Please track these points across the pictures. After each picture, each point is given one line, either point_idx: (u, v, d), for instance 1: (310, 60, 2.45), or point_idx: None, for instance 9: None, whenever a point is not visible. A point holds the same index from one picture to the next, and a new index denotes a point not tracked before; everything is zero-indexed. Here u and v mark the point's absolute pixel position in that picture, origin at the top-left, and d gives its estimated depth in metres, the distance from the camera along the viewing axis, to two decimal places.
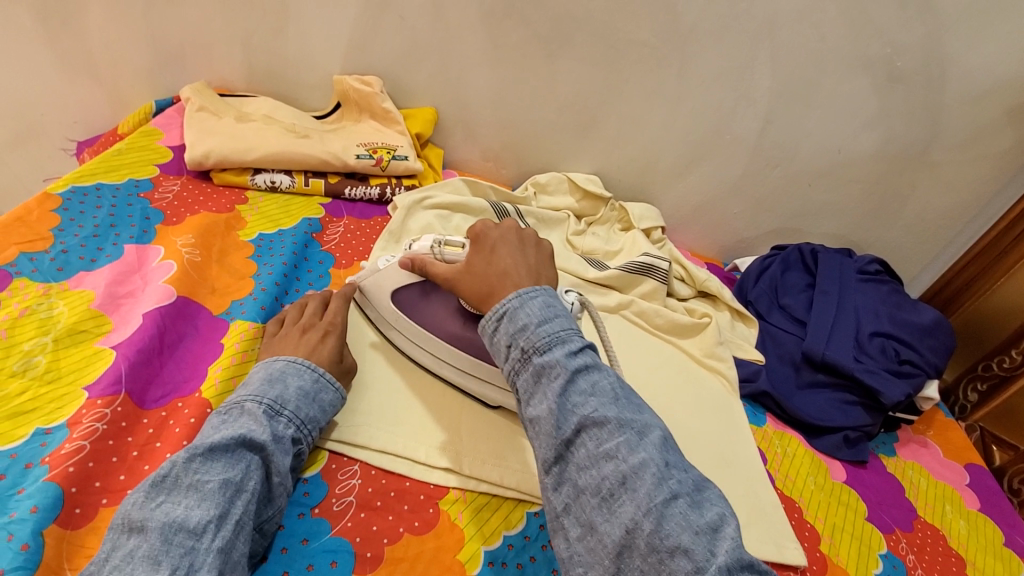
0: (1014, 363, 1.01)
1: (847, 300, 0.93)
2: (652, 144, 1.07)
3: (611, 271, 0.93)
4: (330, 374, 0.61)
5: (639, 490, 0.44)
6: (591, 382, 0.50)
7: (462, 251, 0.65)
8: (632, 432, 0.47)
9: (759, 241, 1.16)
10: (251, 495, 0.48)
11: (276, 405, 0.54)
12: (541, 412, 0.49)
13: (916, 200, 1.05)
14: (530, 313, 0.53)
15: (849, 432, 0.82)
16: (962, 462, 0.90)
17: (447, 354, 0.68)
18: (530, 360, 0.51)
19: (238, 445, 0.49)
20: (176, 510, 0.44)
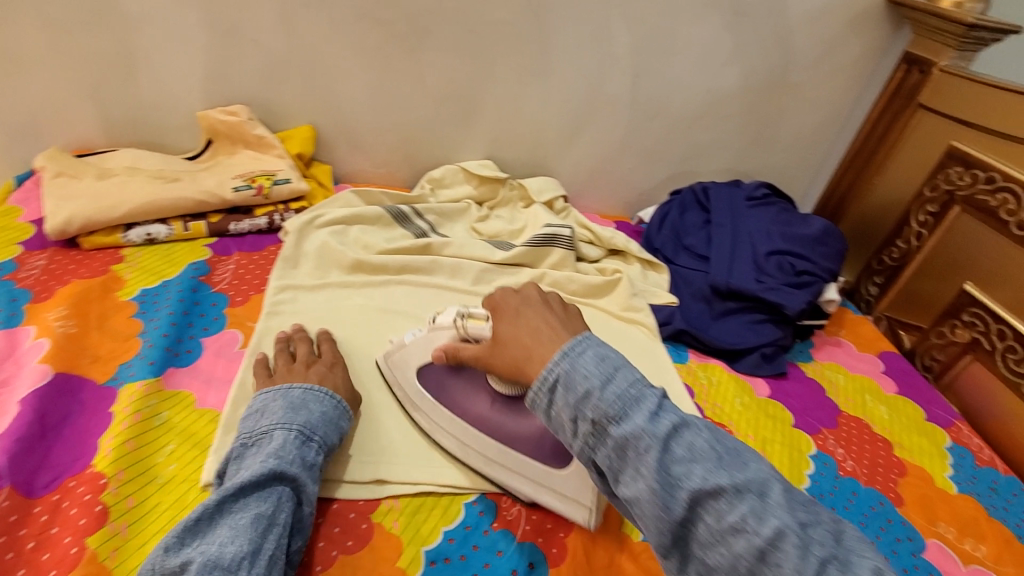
0: (901, 252, 1.02)
1: (741, 227, 0.98)
2: (536, 119, 1.08)
3: (517, 248, 0.94)
4: (346, 399, 0.64)
5: (784, 564, 0.39)
6: (683, 442, 0.45)
7: (485, 325, 0.61)
8: (751, 494, 0.42)
9: (658, 190, 1.20)
10: (282, 528, 0.50)
11: (303, 432, 0.56)
12: (637, 492, 0.44)
13: (788, 122, 1.11)
14: (587, 374, 0.49)
15: (765, 349, 0.87)
16: (874, 352, 0.96)
17: (476, 441, 0.63)
18: (605, 434, 0.46)
19: (268, 480, 0.51)
20: (213, 547, 0.47)
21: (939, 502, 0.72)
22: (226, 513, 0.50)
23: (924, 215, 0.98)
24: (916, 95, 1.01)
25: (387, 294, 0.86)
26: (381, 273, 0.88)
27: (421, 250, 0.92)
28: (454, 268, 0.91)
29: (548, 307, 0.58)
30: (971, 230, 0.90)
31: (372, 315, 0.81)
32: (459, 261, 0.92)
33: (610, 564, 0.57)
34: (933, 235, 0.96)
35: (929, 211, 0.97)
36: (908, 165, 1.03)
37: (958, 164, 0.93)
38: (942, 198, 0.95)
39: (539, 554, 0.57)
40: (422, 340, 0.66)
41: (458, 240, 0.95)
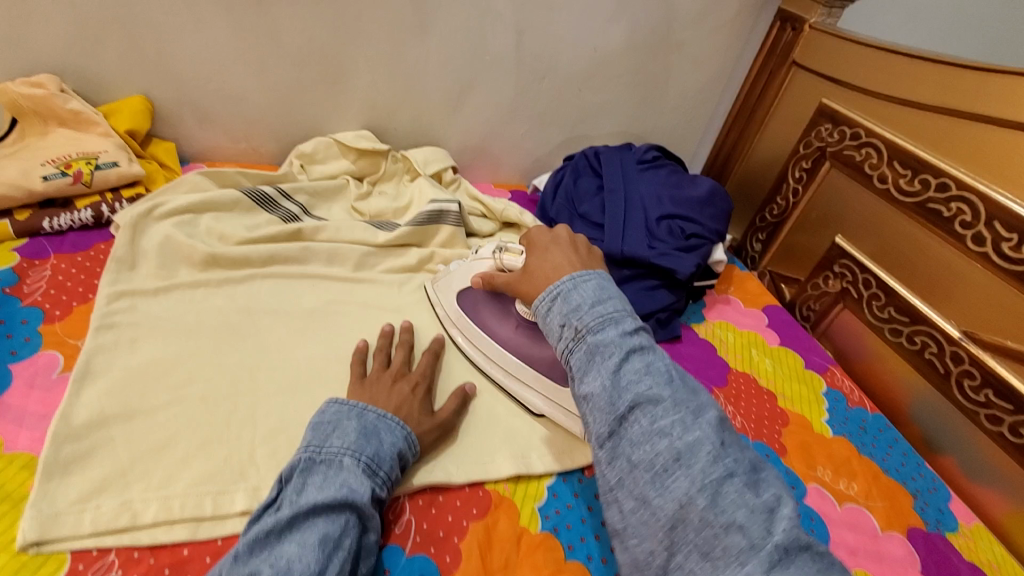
0: (780, 208, 1.06)
1: (632, 192, 0.96)
2: (416, 83, 0.99)
3: (401, 228, 0.87)
4: (416, 436, 0.59)
5: (693, 465, 0.46)
6: (643, 361, 0.52)
7: (518, 257, 0.72)
8: (686, 411, 0.49)
9: (553, 155, 1.16)
10: (346, 554, 0.47)
11: (374, 462, 0.54)
12: (594, 388, 0.51)
13: (674, 82, 1.10)
14: (584, 295, 0.57)
15: (659, 314, 0.87)
16: (759, 307, 1.00)
17: (499, 357, 0.73)
18: (582, 340, 0.54)
19: (341, 504, 0.49)
20: (280, 562, 0.45)
21: (818, 448, 0.77)
22: (294, 530, 0.47)
23: (799, 171, 1.02)
24: (791, 52, 1.03)
25: (250, 290, 0.76)
26: (244, 266, 0.77)
27: (292, 236, 0.83)
28: (330, 255, 0.83)
29: (574, 248, 0.66)
30: (840, 185, 0.94)
31: (234, 317, 0.71)
32: (336, 246, 0.83)
33: (506, 563, 0.55)
34: (808, 191, 0.99)
35: (803, 167, 1.00)
36: (785, 121, 1.06)
37: (828, 121, 0.96)
38: (814, 154, 0.98)
39: (431, 565, 0.53)
40: (465, 268, 0.78)
41: (334, 222, 0.86)
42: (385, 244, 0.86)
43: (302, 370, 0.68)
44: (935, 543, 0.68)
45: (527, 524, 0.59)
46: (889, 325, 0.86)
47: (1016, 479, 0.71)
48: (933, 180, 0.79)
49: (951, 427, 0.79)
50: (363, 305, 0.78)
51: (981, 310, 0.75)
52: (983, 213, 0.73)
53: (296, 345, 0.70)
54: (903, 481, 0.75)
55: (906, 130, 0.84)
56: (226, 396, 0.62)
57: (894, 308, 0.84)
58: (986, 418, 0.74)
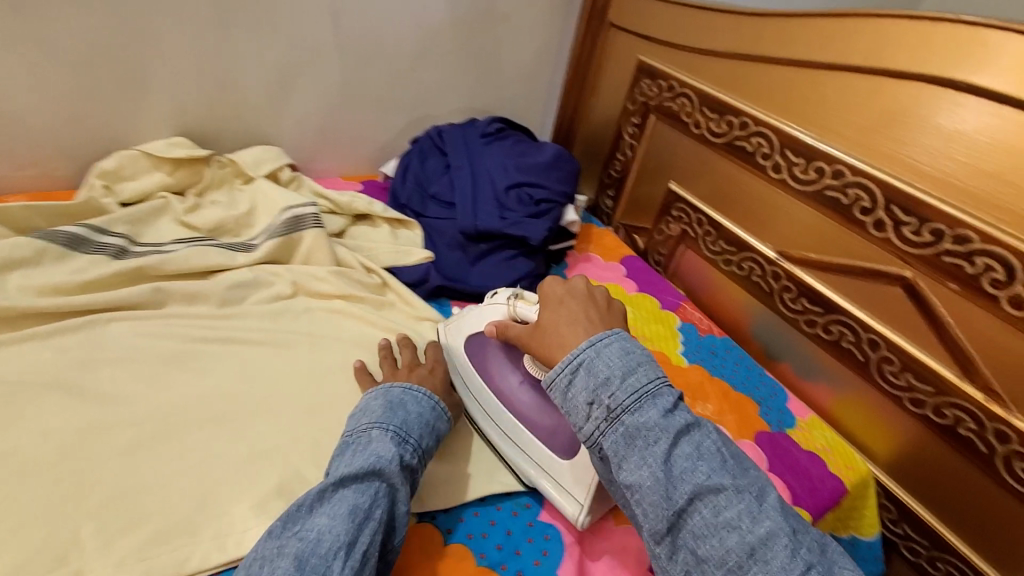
0: (622, 164, 1.12)
1: (479, 166, 0.97)
2: (230, 79, 0.91)
3: (263, 245, 0.81)
4: (442, 402, 0.64)
5: (770, 562, 0.45)
6: (694, 443, 0.49)
7: (534, 306, 0.67)
8: (750, 498, 0.47)
9: (400, 140, 1.12)
10: (378, 523, 0.49)
11: (401, 431, 0.56)
12: (642, 481, 0.48)
13: (508, 53, 1.11)
14: (611, 363, 0.51)
15: (520, 282, 0.89)
16: (616, 260, 1.06)
17: (497, 414, 0.67)
18: (619, 422, 0.49)
19: (369, 473, 0.51)
20: (311, 533, 0.47)
21: (676, 378, 0.84)
22: (325, 503, 0.49)
23: (631, 126, 1.08)
24: (606, 15, 1.08)
25: (51, 341, 0.65)
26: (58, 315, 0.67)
27: (129, 278, 0.73)
28: (188, 294, 0.73)
29: (593, 301, 0.59)
30: (665, 135, 1.01)
31: (38, 372, 0.61)
32: (193, 284, 0.74)
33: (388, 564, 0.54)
34: (640, 144, 1.06)
35: (634, 122, 1.07)
36: (613, 80, 1.11)
37: (647, 77, 1.02)
38: (641, 109, 1.05)
39: None
40: (477, 312, 0.72)
41: (177, 251, 0.77)
42: (251, 276, 0.77)
43: (130, 418, 0.60)
44: (778, 441, 0.78)
45: None
46: (722, 256, 0.95)
47: (833, 368, 0.83)
48: (734, 120, 0.88)
49: (782, 336, 0.89)
50: (197, 333, 0.70)
51: (788, 231, 0.84)
52: (776, 143, 0.83)
53: (121, 390, 0.62)
54: (749, 392, 0.84)
55: (708, 76, 0.92)
56: (33, 466, 0.53)
57: (724, 241, 0.93)
58: (804, 323, 0.85)
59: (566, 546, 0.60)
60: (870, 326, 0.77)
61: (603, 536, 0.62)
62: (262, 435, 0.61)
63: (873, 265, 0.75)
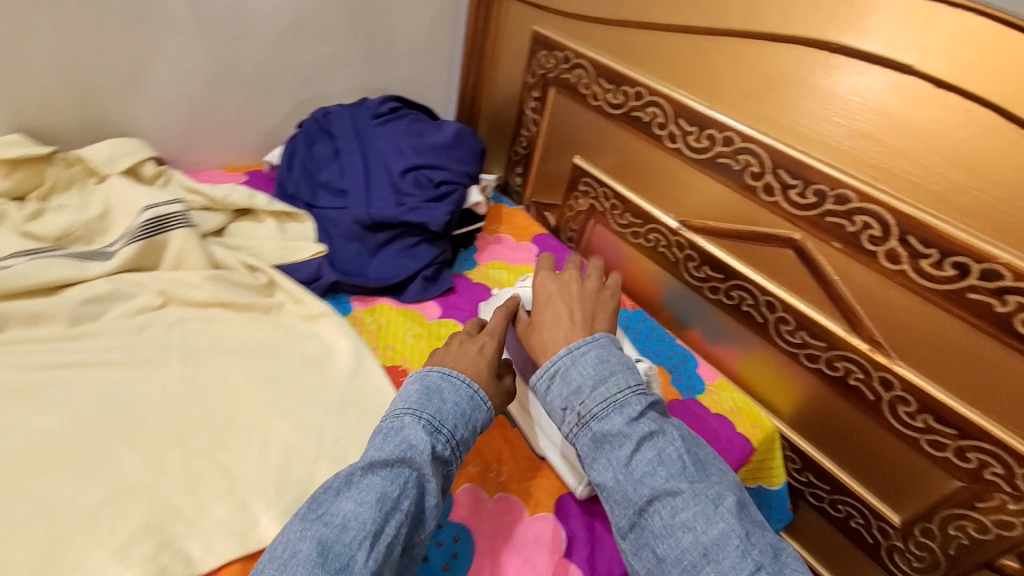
0: (527, 140, 1.08)
1: (372, 150, 0.90)
2: (67, 63, 0.79)
3: (123, 252, 0.72)
4: (485, 391, 0.56)
5: (721, 562, 0.46)
6: (657, 449, 0.51)
7: None
8: (706, 501, 0.49)
9: (287, 125, 1.03)
10: (404, 515, 0.46)
11: (436, 420, 0.51)
12: (607, 479, 0.51)
13: (397, 26, 1.04)
14: (585, 372, 0.55)
15: (425, 271, 0.84)
16: (528, 238, 1.03)
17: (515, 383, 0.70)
18: (588, 427, 0.53)
19: (399, 462, 0.47)
20: (335, 519, 0.44)
21: None
22: (352, 487, 0.46)
23: (532, 100, 1.04)
24: None
25: None
26: None
27: None
28: (32, 314, 0.64)
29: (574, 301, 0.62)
30: (567, 108, 0.98)
31: None
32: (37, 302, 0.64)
33: None
34: (544, 118, 1.03)
35: (534, 96, 1.03)
36: (512, 52, 1.06)
37: (543, 48, 0.98)
38: (540, 82, 1.01)
39: None
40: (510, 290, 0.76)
41: (14, 264, 0.67)
42: (107, 287, 0.69)
43: None
44: (688, 407, 0.79)
45: None
46: (631, 229, 0.94)
47: (738, 332, 0.85)
48: (630, 90, 0.86)
49: (690, 304, 0.91)
50: (44, 361, 0.61)
51: (688, 200, 0.85)
52: (671, 112, 0.82)
53: None
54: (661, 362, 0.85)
55: (601, 46, 0.90)
56: None
57: (631, 213, 0.93)
58: (709, 289, 0.86)
59: (477, 543, 0.57)
60: (767, 289, 0.79)
61: (518, 526, 0.60)
62: (123, 472, 0.53)
63: (766, 229, 0.77)
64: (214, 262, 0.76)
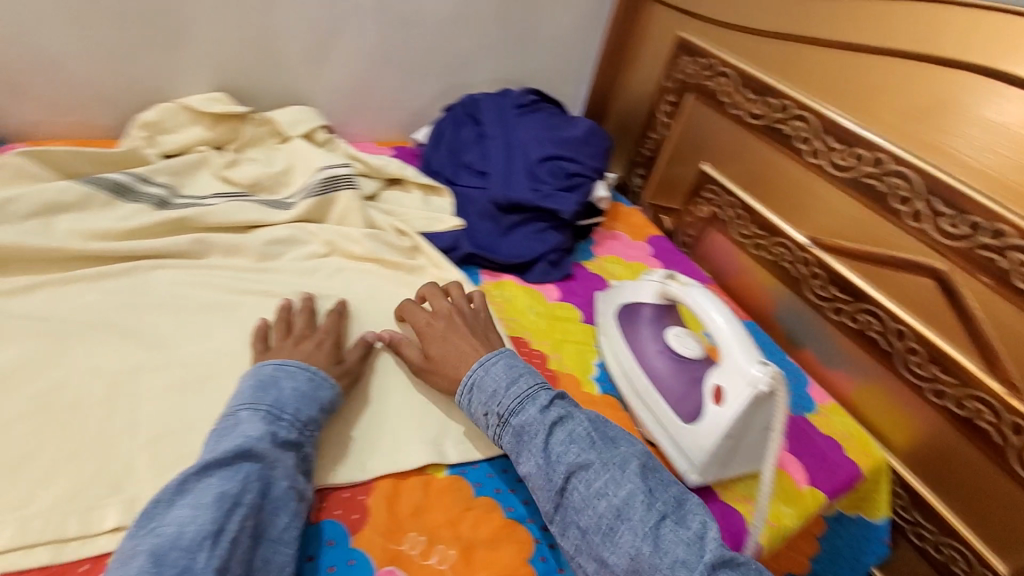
0: (655, 143, 1.11)
1: (513, 138, 0.97)
2: (267, 36, 0.91)
3: (300, 204, 0.83)
4: (324, 372, 0.60)
5: (632, 519, 0.52)
6: (567, 431, 0.58)
7: (683, 286, 0.73)
8: (614, 467, 0.56)
9: (432, 108, 1.12)
10: (250, 507, 0.46)
11: (274, 410, 0.53)
12: (531, 468, 0.56)
13: (544, 22, 1.09)
14: (497, 377, 0.61)
15: (549, 255, 0.89)
16: (643, 239, 1.06)
17: (632, 373, 0.73)
18: (508, 424, 0.59)
19: (237, 456, 0.48)
20: (169, 527, 0.43)
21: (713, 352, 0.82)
22: (186, 493, 0.46)
23: (666, 104, 1.07)
24: None
25: (100, 287, 0.67)
26: (109, 260, 0.70)
27: (177, 228, 0.75)
28: (230, 246, 0.76)
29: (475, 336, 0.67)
30: (702, 115, 1.00)
31: (89, 313, 0.64)
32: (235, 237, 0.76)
33: (415, 509, 0.57)
34: (676, 122, 1.05)
35: (670, 100, 1.06)
36: (652, 58, 1.10)
37: (687, 54, 1.01)
38: (678, 87, 1.04)
39: (339, 527, 0.54)
40: (635, 283, 0.79)
41: (218, 204, 0.79)
42: (288, 233, 0.80)
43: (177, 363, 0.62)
44: (795, 423, 0.79)
45: (434, 470, 0.61)
46: (753, 240, 0.95)
47: (856, 356, 0.84)
48: (775, 102, 0.87)
49: (806, 322, 0.90)
50: (237, 287, 0.72)
51: (821, 217, 0.84)
52: (817, 127, 0.82)
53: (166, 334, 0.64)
54: None
55: (751, 56, 0.92)
56: (94, 397, 0.56)
57: (756, 224, 0.93)
58: (831, 310, 0.85)
59: None
60: (899, 317, 0.77)
61: None
62: None
63: (906, 255, 0.75)
64: (370, 223, 0.85)
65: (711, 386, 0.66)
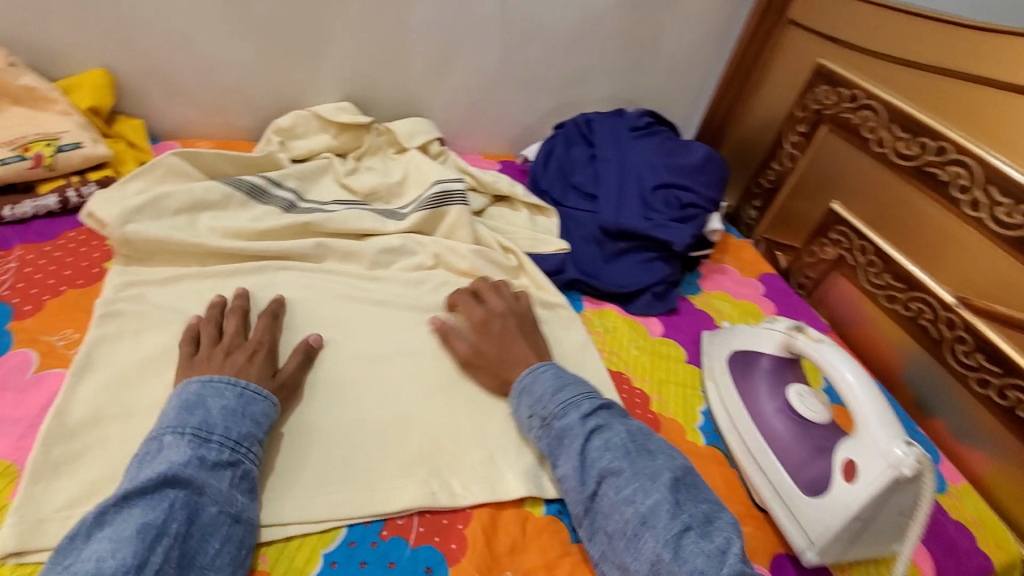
0: (777, 174, 1.04)
1: (627, 162, 0.93)
2: (396, 51, 0.93)
3: (412, 216, 0.84)
4: (255, 383, 0.57)
5: (657, 527, 0.51)
6: (603, 438, 0.57)
7: (816, 343, 0.66)
8: (645, 476, 0.54)
9: (542, 124, 1.11)
10: (175, 538, 0.45)
11: (201, 430, 0.50)
12: (566, 471, 0.57)
13: (668, 42, 1.04)
14: (543, 386, 0.62)
15: (655, 287, 0.85)
16: (754, 276, 0.99)
17: (745, 429, 0.68)
18: (549, 427, 0.59)
19: (159, 486, 0.46)
20: (87, 563, 0.42)
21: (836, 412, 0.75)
22: (104, 526, 0.44)
23: (795, 135, 1.00)
24: (786, 10, 1.00)
25: (231, 284, 0.72)
26: (239, 259, 0.74)
27: (299, 232, 0.79)
28: (345, 252, 0.79)
29: (534, 343, 0.69)
30: (836, 149, 0.92)
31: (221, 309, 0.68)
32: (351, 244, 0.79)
33: (513, 547, 0.56)
34: (804, 155, 0.98)
35: (800, 131, 0.98)
36: (783, 85, 1.03)
37: (825, 83, 0.94)
38: (811, 118, 0.96)
39: (435, 554, 0.54)
40: (752, 330, 0.74)
41: (338, 211, 0.82)
42: (398, 242, 0.81)
43: None
44: None
45: (531, 508, 0.60)
46: (885, 291, 0.86)
47: (1000, 438, 0.73)
48: (931, 143, 0.78)
49: (940, 389, 0.80)
50: (351, 294, 0.75)
51: (973, 278, 0.75)
52: (980, 176, 0.72)
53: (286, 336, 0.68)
54: None
55: (905, 91, 0.83)
56: None
57: (891, 275, 0.84)
58: (974, 381, 0.75)
59: None
60: None
61: None
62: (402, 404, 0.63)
63: None
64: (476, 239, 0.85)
65: (843, 459, 0.60)
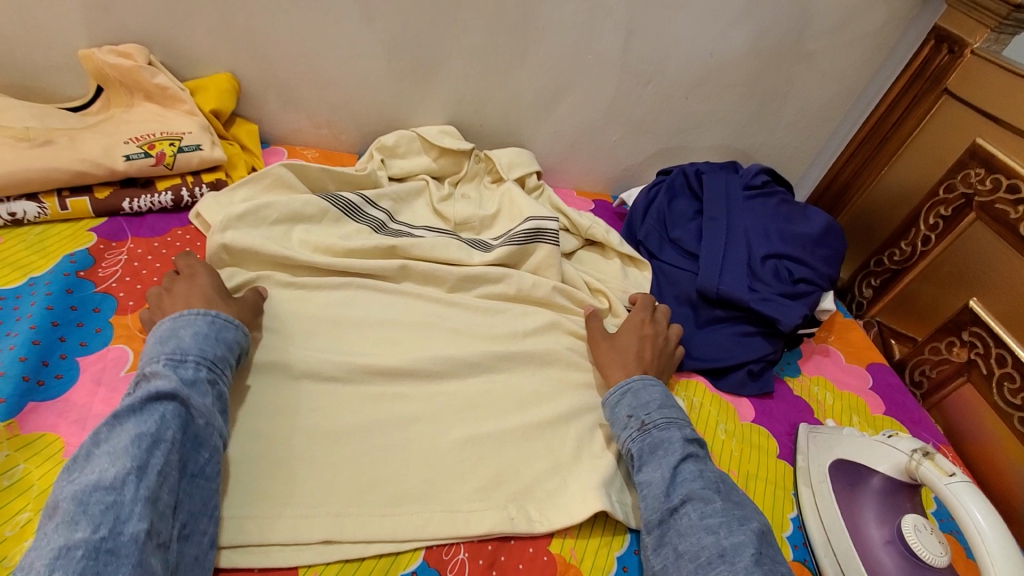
0: (904, 255, 0.94)
1: (736, 222, 0.86)
2: (508, 81, 0.91)
3: (499, 248, 0.79)
4: (224, 313, 0.58)
5: (734, 563, 0.48)
6: (698, 467, 0.57)
7: (944, 477, 0.56)
8: (735, 517, 0.52)
9: (644, 166, 1.05)
10: (172, 444, 0.45)
11: (178, 354, 0.51)
12: (651, 477, 0.56)
13: (796, 97, 0.96)
14: (653, 395, 0.63)
15: (752, 365, 0.77)
16: (863, 364, 0.88)
17: (844, 553, 0.61)
18: (647, 432, 0.60)
19: (147, 401, 0.46)
20: (90, 475, 0.41)
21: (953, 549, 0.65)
22: (102, 443, 0.44)
23: (934, 217, 0.89)
24: (944, 78, 0.89)
25: (318, 298, 0.71)
26: (327, 276, 0.74)
27: (385, 253, 0.77)
28: (427, 276, 0.76)
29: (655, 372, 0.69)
30: (985, 243, 0.81)
31: (305, 322, 0.68)
32: (433, 268, 0.76)
33: None
34: (942, 241, 0.87)
35: (941, 214, 0.87)
36: (926, 158, 0.92)
37: (981, 165, 0.82)
38: (958, 201, 0.85)
39: None
40: (866, 439, 0.66)
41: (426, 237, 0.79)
42: (483, 271, 0.77)
43: (371, 397, 0.63)
44: None
45: None
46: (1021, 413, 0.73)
47: None
48: None
49: None
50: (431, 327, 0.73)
51: None
52: None
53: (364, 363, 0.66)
54: None
55: None
56: (296, 419, 0.59)
57: None
58: None
59: None
60: None
61: None
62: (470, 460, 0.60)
63: None
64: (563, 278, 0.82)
65: None
